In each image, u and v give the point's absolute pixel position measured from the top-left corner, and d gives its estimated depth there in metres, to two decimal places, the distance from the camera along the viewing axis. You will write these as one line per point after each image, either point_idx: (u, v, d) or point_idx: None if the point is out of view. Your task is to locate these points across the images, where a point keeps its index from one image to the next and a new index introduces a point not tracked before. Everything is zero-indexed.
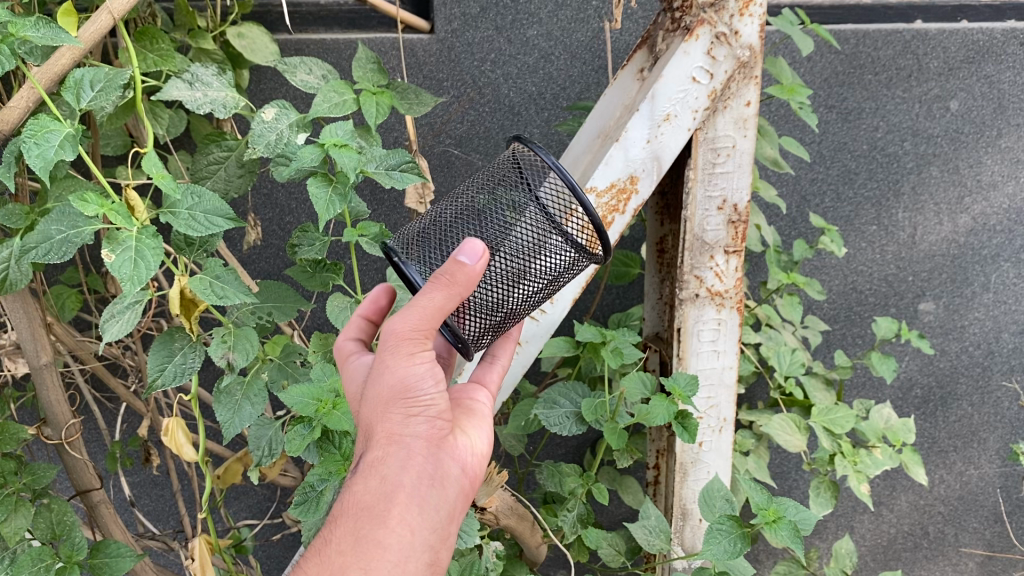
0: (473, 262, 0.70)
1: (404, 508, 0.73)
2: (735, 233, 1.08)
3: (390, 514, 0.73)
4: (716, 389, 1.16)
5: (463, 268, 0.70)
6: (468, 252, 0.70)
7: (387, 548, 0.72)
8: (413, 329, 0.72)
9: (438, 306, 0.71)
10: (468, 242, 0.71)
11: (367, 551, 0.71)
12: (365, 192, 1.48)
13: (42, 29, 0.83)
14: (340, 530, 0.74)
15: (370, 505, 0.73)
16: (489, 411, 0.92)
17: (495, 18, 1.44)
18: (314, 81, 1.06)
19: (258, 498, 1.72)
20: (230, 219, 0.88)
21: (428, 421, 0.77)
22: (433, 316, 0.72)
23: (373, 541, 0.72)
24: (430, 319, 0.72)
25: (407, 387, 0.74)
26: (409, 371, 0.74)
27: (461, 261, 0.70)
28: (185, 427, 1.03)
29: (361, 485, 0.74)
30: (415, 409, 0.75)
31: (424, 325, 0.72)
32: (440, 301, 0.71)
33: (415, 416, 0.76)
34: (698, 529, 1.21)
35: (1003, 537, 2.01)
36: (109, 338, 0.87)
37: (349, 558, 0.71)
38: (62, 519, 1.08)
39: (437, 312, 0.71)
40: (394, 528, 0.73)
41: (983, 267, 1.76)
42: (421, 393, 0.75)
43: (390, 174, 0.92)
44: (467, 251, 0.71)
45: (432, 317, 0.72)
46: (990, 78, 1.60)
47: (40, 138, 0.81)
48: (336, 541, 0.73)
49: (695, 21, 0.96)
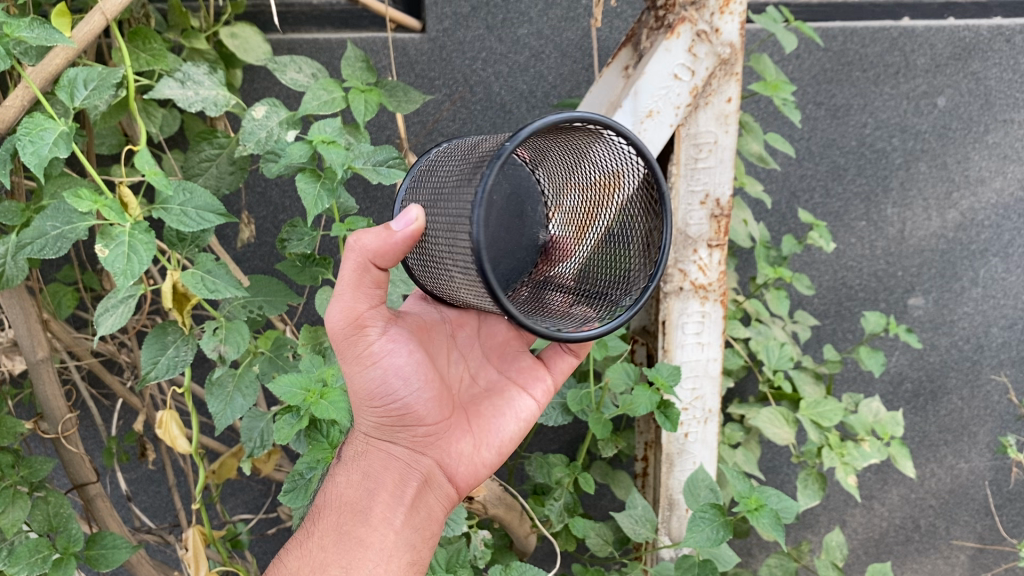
0: (399, 228, 0.69)
1: (384, 508, 0.80)
2: (718, 227, 1.10)
3: (370, 512, 0.80)
4: (701, 380, 1.18)
5: (391, 235, 0.70)
6: (404, 216, 0.70)
7: (369, 547, 0.78)
8: (341, 322, 0.77)
9: (358, 297, 0.76)
10: (409, 207, 0.70)
11: (348, 549, 0.77)
12: (358, 189, 1.50)
13: (36, 30, 0.84)
14: (322, 526, 0.80)
15: (351, 502, 0.81)
16: (531, 410, 0.96)
17: (486, 18, 1.46)
18: (303, 79, 1.08)
19: (253, 494, 1.75)
20: (221, 214, 0.90)
21: (411, 427, 0.85)
22: (361, 303, 0.76)
23: (354, 540, 0.78)
24: (357, 306, 0.76)
25: (375, 393, 0.81)
26: (368, 381, 0.80)
27: (388, 227, 0.70)
28: (178, 420, 1.06)
29: (343, 480, 0.83)
30: (392, 415, 0.83)
31: (351, 311, 0.76)
32: (352, 279, 0.75)
33: (394, 422, 0.84)
34: (685, 518, 1.24)
35: (993, 530, 2.03)
36: (103, 331, 0.89)
37: (330, 553, 0.77)
38: (58, 511, 1.11)
39: (350, 295, 0.76)
40: (375, 527, 0.79)
41: (972, 263, 1.78)
42: (391, 399, 0.82)
43: (377, 170, 0.94)
44: (408, 218, 0.70)
45: (364, 284, 0.74)
46: (976, 75, 1.62)
47: (35, 136, 0.83)
48: (318, 535, 0.79)
49: (677, 19, 0.98)
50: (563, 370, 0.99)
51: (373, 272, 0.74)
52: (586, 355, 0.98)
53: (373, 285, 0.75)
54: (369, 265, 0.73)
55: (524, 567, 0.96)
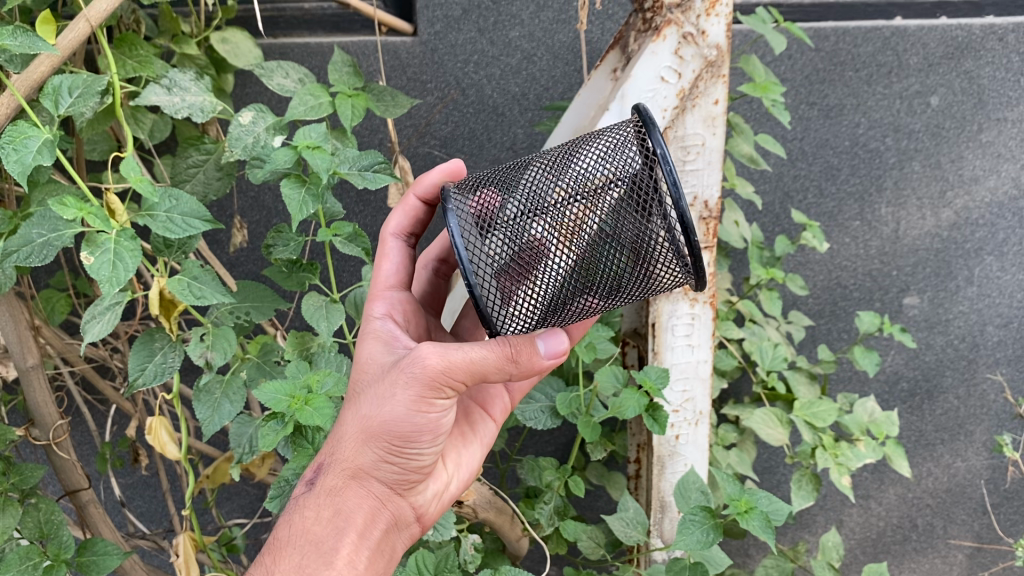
0: (548, 354, 0.75)
1: (352, 551, 0.80)
2: (707, 229, 1.12)
3: (337, 555, 0.79)
4: (691, 382, 1.19)
5: (538, 354, 0.75)
6: (550, 339, 0.76)
7: None
8: (439, 373, 0.74)
9: (462, 371, 0.74)
10: (555, 333, 0.76)
11: None
12: (350, 193, 1.50)
13: (19, 37, 0.84)
14: (286, 561, 0.78)
15: (318, 539, 0.79)
16: (491, 435, 1.03)
17: (477, 20, 1.46)
18: (291, 85, 1.08)
19: (250, 498, 1.75)
20: (207, 221, 0.90)
21: (402, 470, 0.85)
22: (460, 374, 0.74)
23: None
24: (450, 377, 0.74)
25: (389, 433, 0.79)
26: (391, 423, 0.78)
27: (535, 345, 0.75)
28: (168, 425, 1.05)
29: (313, 514, 0.81)
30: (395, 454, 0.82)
31: (454, 382, 0.74)
32: (493, 358, 0.73)
33: (393, 460, 0.82)
34: (676, 519, 1.26)
35: (991, 529, 2.02)
36: (89, 338, 0.89)
37: None
38: (50, 518, 1.09)
39: (472, 363, 0.73)
40: (340, 570, 0.79)
41: (967, 261, 1.77)
42: (405, 443, 0.81)
43: (363, 175, 0.95)
44: (551, 340, 0.76)
45: (480, 375, 0.75)
46: (969, 74, 1.61)
47: (18, 144, 0.83)
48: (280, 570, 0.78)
49: (663, 22, 0.97)
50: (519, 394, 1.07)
51: (507, 368, 0.75)
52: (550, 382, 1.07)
53: (487, 375, 0.75)
54: (512, 363, 0.74)
55: (513, 570, 0.95)
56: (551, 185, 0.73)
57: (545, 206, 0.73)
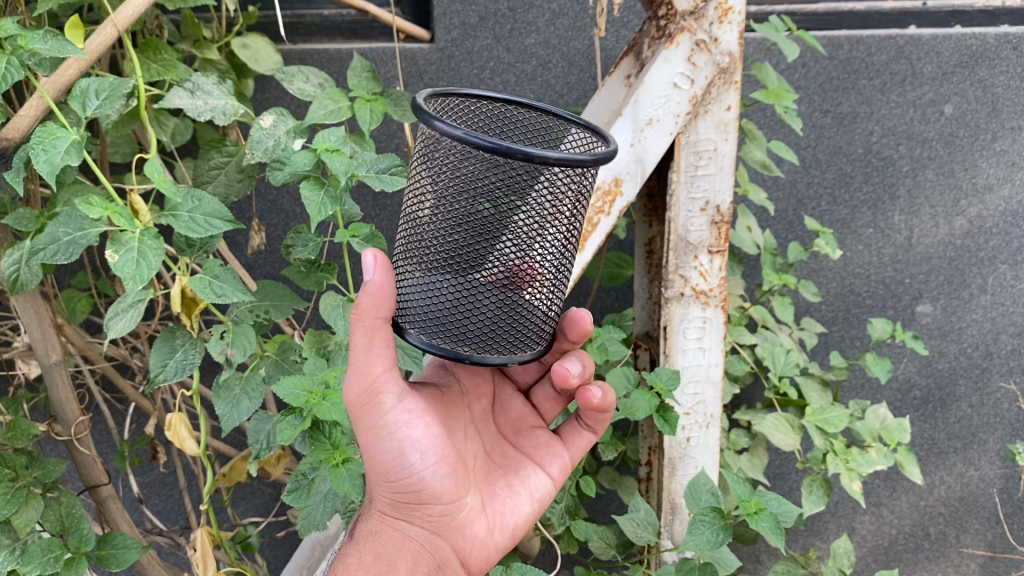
0: (369, 273, 0.71)
1: None
2: (718, 234, 1.11)
3: None
4: (703, 385, 1.19)
5: (368, 284, 0.71)
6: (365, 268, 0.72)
7: None
8: (358, 389, 0.78)
9: (368, 364, 0.76)
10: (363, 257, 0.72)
11: None
12: (367, 197, 1.53)
13: (49, 41, 0.87)
14: None
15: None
16: (543, 490, 0.96)
17: (493, 27, 1.48)
18: (310, 89, 1.11)
19: (265, 498, 1.77)
20: (228, 221, 0.92)
21: (426, 509, 0.86)
22: (368, 369, 0.76)
23: None
24: (371, 380, 0.77)
25: (391, 467, 0.82)
26: (382, 454, 0.81)
27: (365, 286, 0.72)
28: (187, 422, 1.07)
29: (355, 558, 0.87)
30: (409, 488, 0.84)
31: (365, 386, 0.77)
32: (365, 338, 0.74)
33: (405, 494, 0.84)
34: (687, 522, 1.25)
35: (1004, 539, 2.00)
36: (112, 334, 0.92)
37: None
38: (70, 512, 1.12)
39: (363, 360, 0.76)
40: None
41: (980, 270, 1.77)
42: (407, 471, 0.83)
43: (380, 177, 0.97)
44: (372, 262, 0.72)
45: (376, 350, 0.75)
46: (983, 82, 1.61)
47: (48, 144, 0.85)
48: None
49: (676, 29, 0.99)
50: (575, 441, 1.00)
51: (376, 326, 0.74)
52: (598, 427, 0.99)
53: (382, 344, 0.74)
54: (370, 321, 0.73)
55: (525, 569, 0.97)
56: (511, 230, 0.71)
57: (517, 246, 0.72)
